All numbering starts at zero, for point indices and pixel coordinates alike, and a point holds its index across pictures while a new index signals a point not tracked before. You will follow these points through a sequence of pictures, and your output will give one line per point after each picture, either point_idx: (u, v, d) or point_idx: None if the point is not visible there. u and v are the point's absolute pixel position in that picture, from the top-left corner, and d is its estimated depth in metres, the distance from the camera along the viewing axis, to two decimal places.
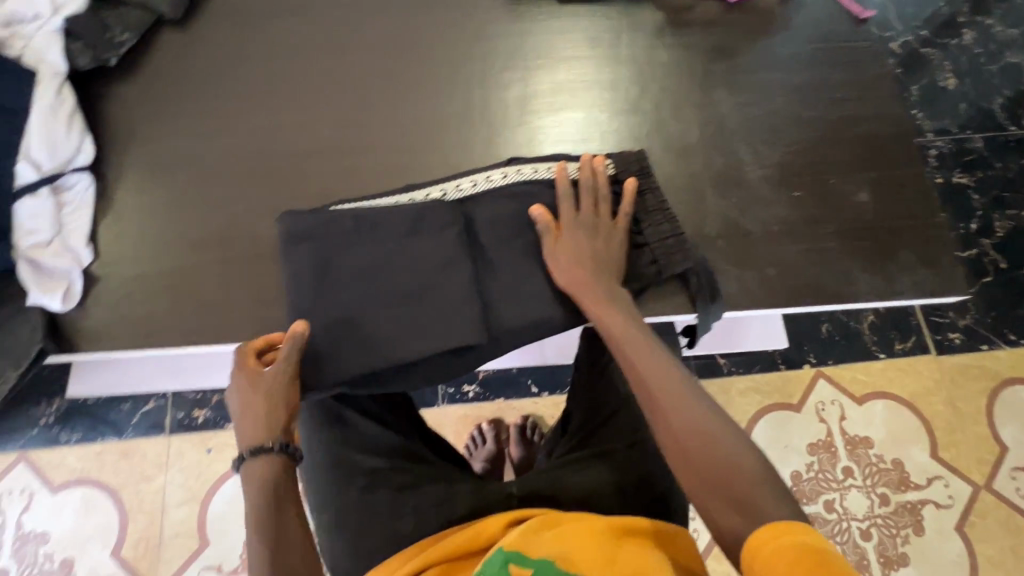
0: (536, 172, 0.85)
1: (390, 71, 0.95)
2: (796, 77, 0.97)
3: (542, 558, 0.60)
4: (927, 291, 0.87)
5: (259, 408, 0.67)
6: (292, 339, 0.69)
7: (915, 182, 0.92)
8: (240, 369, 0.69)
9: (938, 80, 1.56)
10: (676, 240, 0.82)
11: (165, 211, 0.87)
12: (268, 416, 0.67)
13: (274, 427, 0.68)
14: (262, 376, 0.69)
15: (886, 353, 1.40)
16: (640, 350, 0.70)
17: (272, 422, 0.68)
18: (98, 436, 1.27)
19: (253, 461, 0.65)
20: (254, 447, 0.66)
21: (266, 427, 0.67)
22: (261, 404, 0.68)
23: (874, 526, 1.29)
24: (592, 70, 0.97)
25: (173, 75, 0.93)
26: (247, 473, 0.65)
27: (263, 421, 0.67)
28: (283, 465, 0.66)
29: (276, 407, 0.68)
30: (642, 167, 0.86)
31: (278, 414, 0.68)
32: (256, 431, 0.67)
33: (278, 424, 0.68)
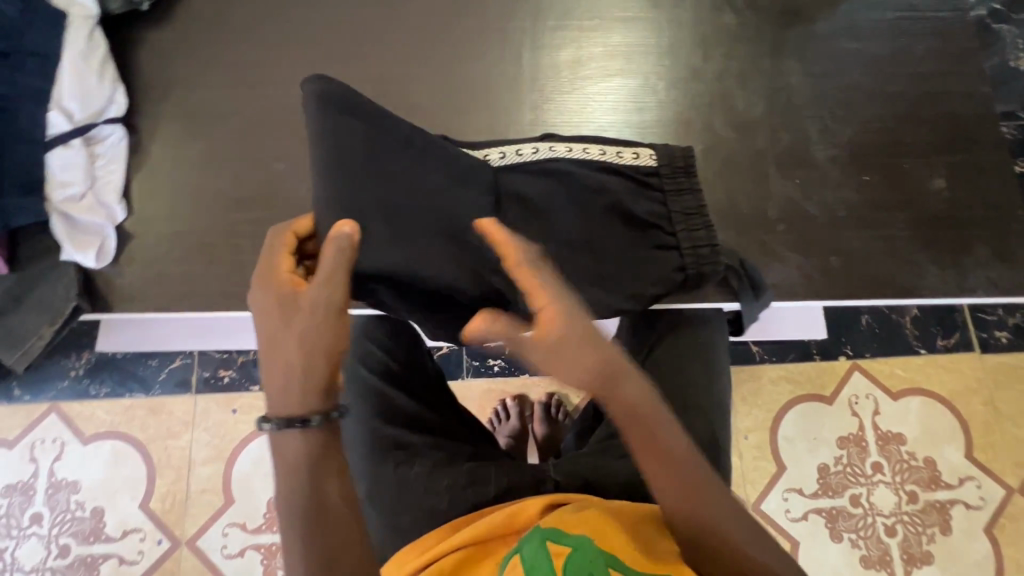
0: (570, 151, 0.78)
1: (434, 26, 0.89)
2: (872, 49, 0.89)
3: (580, 535, 0.58)
4: (997, 288, 0.81)
5: (292, 361, 0.52)
6: (331, 255, 0.52)
7: (996, 170, 0.85)
8: (270, 300, 0.53)
9: (1010, 59, 1.45)
10: (712, 248, 0.76)
11: (201, 169, 0.84)
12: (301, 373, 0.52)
13: (311, 389, 0.53)
14: (297, 313, 0.52)
15: (928, 349, 1.35)
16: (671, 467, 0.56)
17: (306, 382, 0.53)
18: (127, 391, 1.28)
19: (281, 436, 0.53)
20: (286, 417, 0.53)
21: (303, 387, 0.53)
22: (295, 356, 0.52)
23: (900, 523, 1.26)
24: (650, 34, 0.89)
25: (207, 23, 0.89)
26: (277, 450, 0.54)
27: (298, 379, 0.52)
28: (320, 441, 0.54)
29: (311, 360, 0.52)
30: (687, 166, 0.79)
31: (317, 369, 0.53)
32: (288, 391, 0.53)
33: (316, 385, 0.53)
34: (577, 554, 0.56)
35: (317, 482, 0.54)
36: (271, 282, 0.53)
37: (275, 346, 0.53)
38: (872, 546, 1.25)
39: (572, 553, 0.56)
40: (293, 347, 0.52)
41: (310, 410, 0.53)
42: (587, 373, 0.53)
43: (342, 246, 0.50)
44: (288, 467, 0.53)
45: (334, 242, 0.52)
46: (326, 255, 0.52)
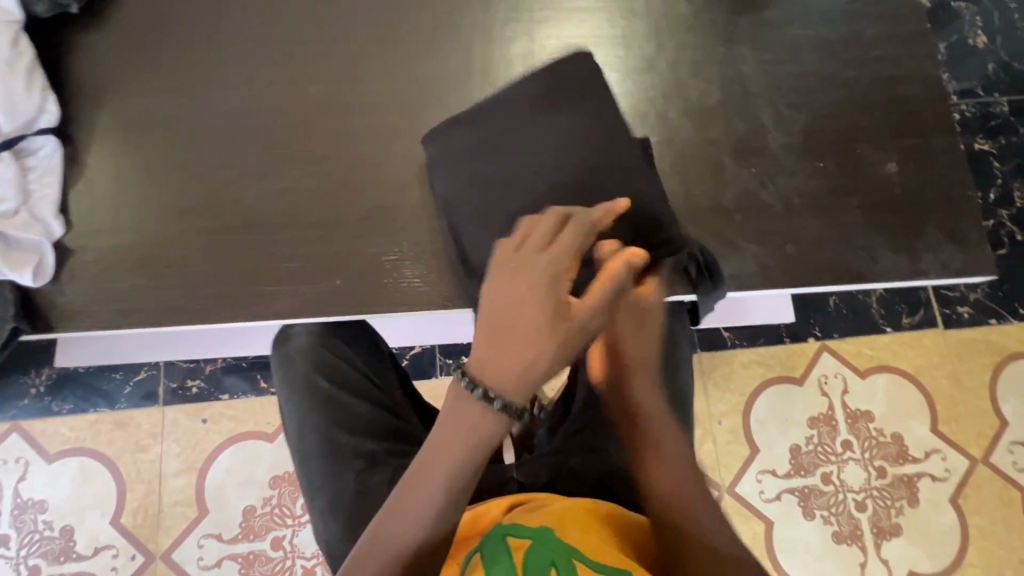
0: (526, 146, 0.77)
1: (382, 21, 0.86)
2: (826, 33, 0.88)
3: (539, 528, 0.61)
4: (949, 268, 0.83)
5: (541, 341, 0.57)
6: (616, 282, 0.62)
7: (948, 152, 0.86)
8: (546, 284, 0.58)
9: (968, 37, 1.48)
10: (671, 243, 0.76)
11: (144, 177, 0.80)
12: (533, 364, 0.57)
13: (530, 383, 0.58)
14: (565, 310, 0.58)
15: (893, 327, 1.37)
16: (666, 454, 0.67)
17: (542, 372, 0.57)
18: (91, 406, 1.25)
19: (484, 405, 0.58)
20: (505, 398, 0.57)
21: (539, 375, 0.57)
22: (535, 348, 0.57)
23: (869, 498, 1.29)
24: (605, 24, 0.88)
25: (143, 25, 0.85)
26: (458, 423, 0.59)
27: (537, 366, 0.57)
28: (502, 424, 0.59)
29: (562, 355, 0.58)
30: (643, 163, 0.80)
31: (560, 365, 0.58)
32: (520, 367, 0.57)
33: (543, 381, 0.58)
34: (534, 545, 0.59)
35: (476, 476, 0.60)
36: (551, 271, 0.58)
37: (521, 326, 0.57)
38: (843, 521, 1.28)
39: (529, 545, 0.59)
40: (542, 342, 0.57)
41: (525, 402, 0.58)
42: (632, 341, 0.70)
43: (627, 277, 0.62)
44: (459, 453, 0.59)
45: (620, 269, 0.63)
46: (613, 277, 0.62)
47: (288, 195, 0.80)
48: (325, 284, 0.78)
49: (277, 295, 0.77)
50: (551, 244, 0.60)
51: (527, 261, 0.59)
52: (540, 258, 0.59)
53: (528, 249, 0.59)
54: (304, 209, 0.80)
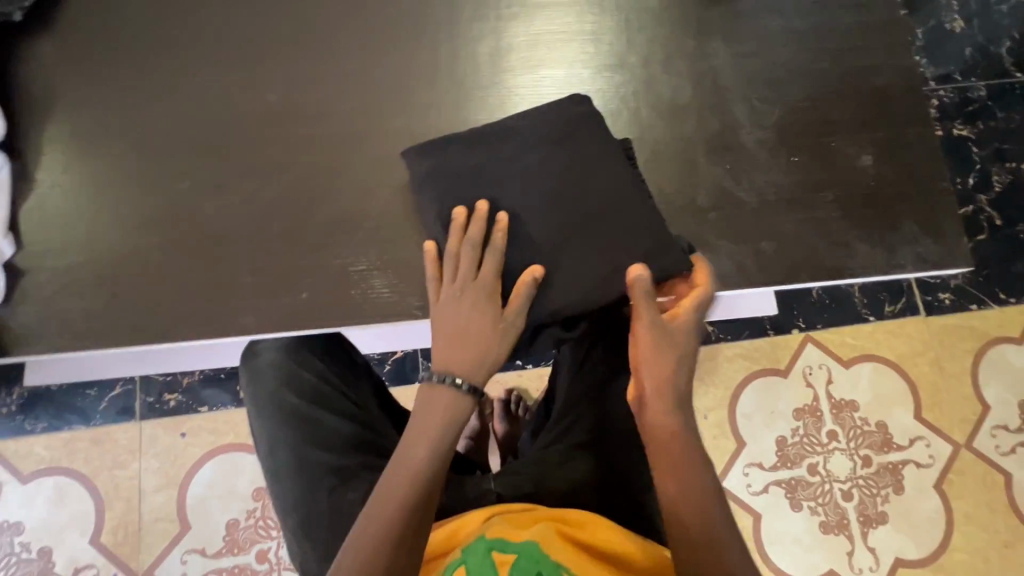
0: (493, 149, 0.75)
1: (343, 22, 0.83)
2: (798, 24, 0.87)
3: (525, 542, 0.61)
4: (925, 260, 0.82)
5: (483, 337, 0.67)
6: (531, 284, 0.69)
7: (923, 142, 0.85)
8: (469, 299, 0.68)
9: (944, 21, 1.47)
10: None
11: (99, 192, 0.77)
12: (479, 358, 0.67)
13: (482, 370, 0.67)
14: (494, 313, 0.68)
15: (876, 316, 1.37)
16: (690, 475, 0.64)
17: (487, 361, 0.67)
18: (66, 423, 1.21)
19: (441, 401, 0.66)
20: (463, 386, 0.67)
21: (488, 364, 0.67)
22: (478, 344, 0.67)
23: (855, 487, 1.30)
24: (574, 20, 0.86)
25: (91, 32, 0.81)
26: (426, 411, 0.66)
27: (485, 355, 0.67)
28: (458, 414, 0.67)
29: (501, 345, 0.67)
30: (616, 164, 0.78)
31: (502, 354, 0.68)
32: (470, 359, 0.67)
33: (493, 368, 0.67)
34: (520, 559, 0.59)
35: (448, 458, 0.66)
36: (472, 288, 0.68)
37: (462, 331, 0.67)
38: (830, 511, 1.29)
39: (516, 560, 0.59)
40: (482, 339, 0.67)
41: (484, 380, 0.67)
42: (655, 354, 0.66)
43: (539, 280, 0.68)
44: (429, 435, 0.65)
45: (532, 274, 0.70)
46: (529, 279, 0.69)
47: (251, 206, 0.78)
48: (291, 297, 0.75)
49: (241, 310, 0.75)
50: (469, 262, 0.69)
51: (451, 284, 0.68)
52: (462, 272, 0.68)
53: (447, 269, 0.69)
54: (267, 220, 0.77)
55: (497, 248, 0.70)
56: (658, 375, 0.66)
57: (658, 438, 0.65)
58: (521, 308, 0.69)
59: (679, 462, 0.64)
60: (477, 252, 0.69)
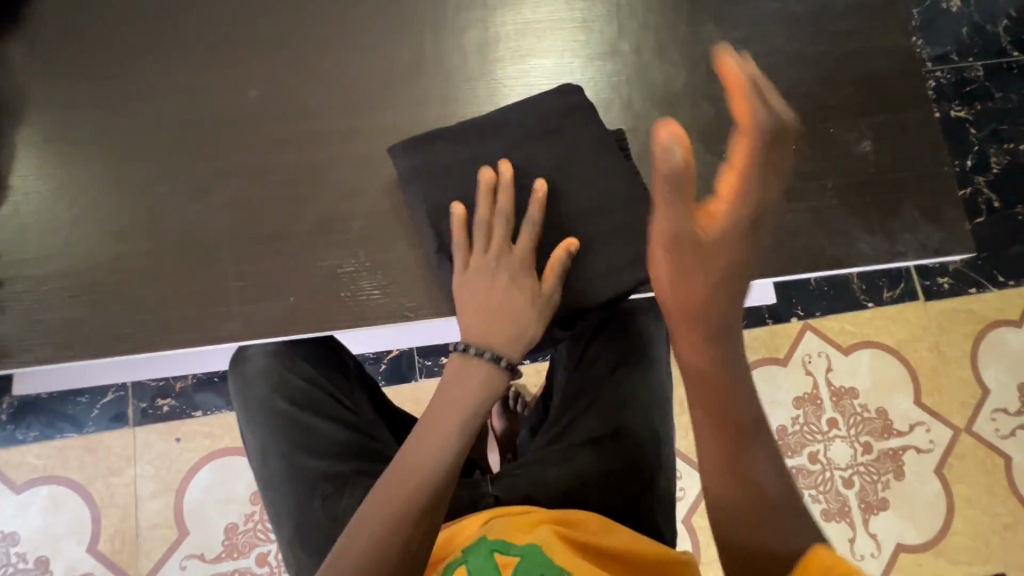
0: (482, 144, 0.73)
1: (323, 14, 0.80)
2: (793, 6, 0.84)
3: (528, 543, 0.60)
4: (925, 247, 0.80)
5: (518, 310, 0.67)
6: (564, 258, 0.69)
7: (923, 126, 0.83)
8: (504, 272, 0.68)
9: (941, 0, 1.44)
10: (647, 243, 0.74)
11: (79, 196, 0.75)
12: (515, 331, 0.67)
13: (518, 343, 0.68)
14: (530, 286, 0.68)
15: (875, 302, 1.36)
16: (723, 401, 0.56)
17: (523, 336, 0.67)
18: (57, 431, 1.19)
19: (476, 368, 0.67)
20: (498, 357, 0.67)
21: (524, 338, 0.68)
22: (514, 318, 0.67)
23: (856, 474, 1.30)
24: (563, 8, 0.83)
25: (63, 32, 0.78)
26: (442, 414, 0.65)
27: (521, 329, 0.67)
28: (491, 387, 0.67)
29: (539, 320, 0.68)
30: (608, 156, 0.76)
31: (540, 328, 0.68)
32: (506, 334, 0.67)
33: (529, 343, 0.68)
34: (523, 563, 0.58)
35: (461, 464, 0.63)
36: (507, 260, 0.68)
37: (498, 304, 0.67)
38: (832, 499, 1.28)
39: (519, 562, 0.58)
40: (517, 313, 0.67)
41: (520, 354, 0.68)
42: (679, 258, 0.59)
43: (574, 252, 0.68)
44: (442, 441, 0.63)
45: (567, 247, 0.69)
46: (563, 251, 0.69)
47: (234, 208, 0.75)
48: (278, 301, 0.73)
49: (227, 316, 0.73)
50: (502, 235, 0.68)
51: (485, 257, 0.68)
52: (495, 245, 0.68)
53: (479, 240, 0.69)
54: (251, 222, 0.75)
55: (532, 220, 0.69)
56: (683, 276, 0.59)
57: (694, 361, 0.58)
58: (557, 280, 0.69)
59: (711, 379, 0.57)
60: (510, 224, 0.69)
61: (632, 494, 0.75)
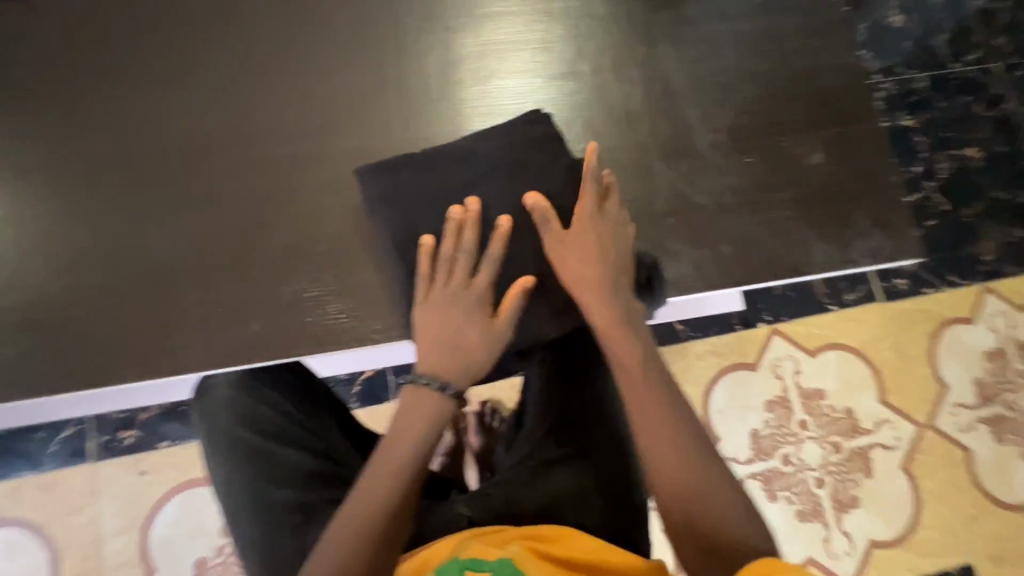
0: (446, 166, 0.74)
1: (282, 39, 0.80)
2: (743, 26, 0.88)
3: (500, 559, 0.60)
4: (877, 253, 0.84)
5: (467, 344, 0.69)
6: (522, 295, 0.70)
7: (869, 138, 0.87)
8: (461, 307, 0.69)
9: (885, 16, 1.52)
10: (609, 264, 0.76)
11: (30, 226, 0.73)
12: (462, 364, 0.69)
13: (464, 375, 0.69)
14: (482, 322, 0.69)
15: (838, 305, 1.41)
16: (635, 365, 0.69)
17: (472, 368, 0.69)
18: (12, 470, 1.13)
19: (424, 397, 0.68)
20: (441, 386, 0.68)
21: (473, 370, 0.69)
22: (462, 351, 0.69)
23: (828, 474, 1.33)
24: (523, 30, 0.85)
25: (11, 59, 0.76)
26: (393, 447, 0.67)
27: (466, 362, 0.69)
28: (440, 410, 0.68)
29: (485, 354, 0.69)
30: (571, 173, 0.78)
31: (490, 361, 0.70)
32: (454, 365, 0.69)
33: (475, 375, 0.70)
34: None
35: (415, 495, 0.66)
36: (465, 295, 0.68)
37: (448, 338, 0.68)
38: (805, 499, 1.31)
39: None
40: (465, 346, 0.69)
41: (465, 386, 0.69)
42: (577, 258, 0.71)
43: (529, 290, 0.69)
44: (394, 478, 0.65)
45: (524, 285, 0.70)
46: (520, 290, 0.70)
47: (194, 234, 0.74)
48: (241, 329, 0.72)
49: (187, 346, 0.71)
50: (463, 268, 0.69)
51: (444, 291, 0.69)
52: (455, 279, 0.68)
53: (440, 272, 0.69)
54: (211, 249, 0.74)
55: (493, 256, 0.69)
56: (585, 271, 0.70)
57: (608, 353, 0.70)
58: (512, 316, 0.70)
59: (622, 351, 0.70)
60: (472, 259, 0.69)
61: (605, 507, 0.76)
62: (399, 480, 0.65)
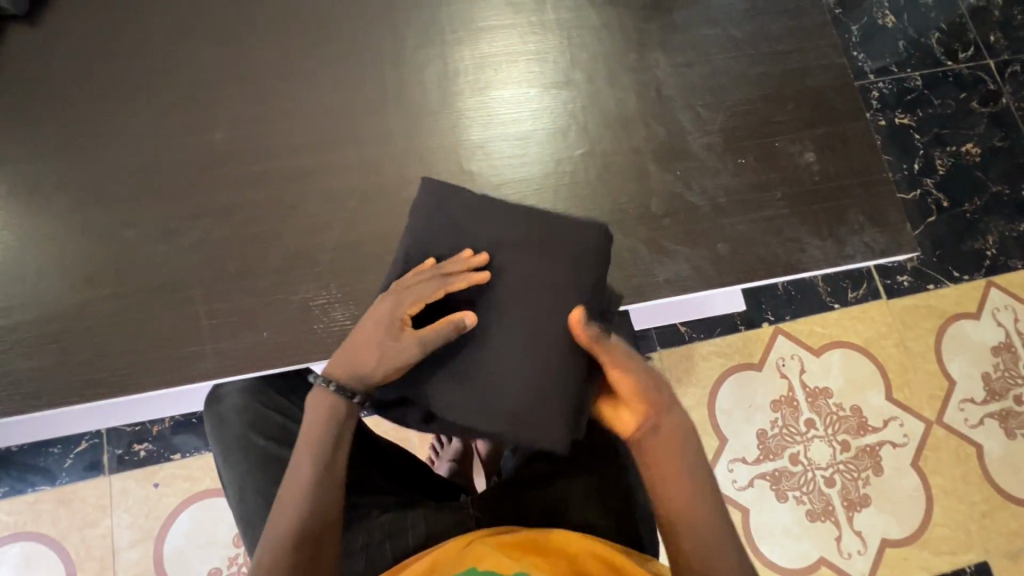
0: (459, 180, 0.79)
1: (288, 58, 0.83)
2: (733, 31, 0.90)
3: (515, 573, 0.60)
4: (872, 249, 0.85)
5: (364, 348, 0.63)
6: (450, 327, 0.63)
7: (862, 136, 0.88)
8: (387, 309, 0.64)
9: (877, 17, 1.55)
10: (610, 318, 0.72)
11: (49, 243, 0.76)
12: (354, 363, 0.63)
13: (349, 377, 0.64)
14: (391, 335, 0.63)
15: (841, 303, 1.41)
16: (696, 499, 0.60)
17: (356, 370, 0.63)
18: (28, 485, 1.15)
19: (319, 398, 0.63)
20: (328, 379, 0.64)
21: (358, 374, 0.63)
22: (360, 350, 0.64)
23: (837, 473, 1.32)
24: (518, 42, 0.87)
25: (30, 84, 0.80)
26: (294, 463, 0.63)
27: (356, 362, 0.63)
28: (330, 413, 0.63)
29: (375, 362, 0.63)
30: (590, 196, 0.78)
31: (376, 372, 0.63)
32: (346, 356, 0.64)
33: (358, 383, 0.63)
34: None
35: (326, 491, 0.61)
36: (399, 301, 0.64)
37: (358, 333, 0.64)
38: (815, 499, 1.30)
39: None
40: (363, 347, 0.63)
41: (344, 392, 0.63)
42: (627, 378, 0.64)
43: (455, 324, 0.62)
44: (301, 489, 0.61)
45: (460, 320, 0.63)
46: (451, 322, 0.63)
47: (205, 247, 0.76)
48: (250, 339, 0.74)
49: (198, 357, 0.73)
50: (418, 276, 0.66)
51: (390, 289, 0.66)
52: (405, 280, 0.66)
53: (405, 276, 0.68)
54: (220, 261, 0.76)
55: (448, 281, 0.65)
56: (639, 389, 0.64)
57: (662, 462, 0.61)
58: (423, 341, 0.62)
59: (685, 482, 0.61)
60: (432, 275, 0.66)
61: (610, 505, 0.77)
62: (305, 487, 0.61)
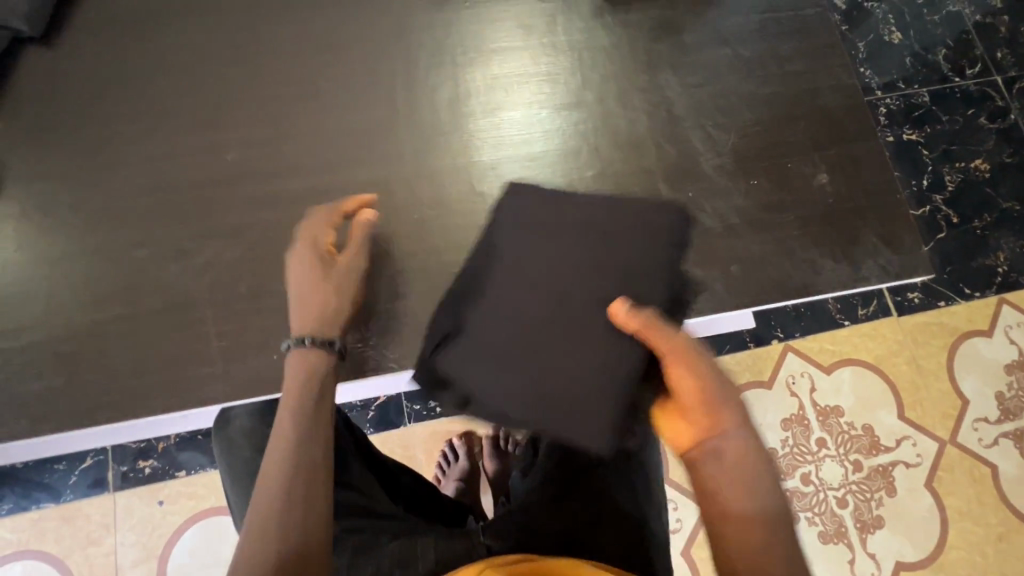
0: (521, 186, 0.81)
1: (301, 79, 0.84)
2: (743, 51, 0.90)
3: None
4: (884, 269, 0.84)
5: (318, 291, 0.69)
6: (363, 230, 0.73)
7: (873, 157, 0.88)
8: (306, 256, 0.70)
9: (883, 34, 1.55)
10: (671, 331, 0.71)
11: (60, 264, 0.76)
12: (319, 308, 0.68)
13: (324, 320, 0.68)
14: (326, 265, 0.70)
15: (851, 320, 1.40)
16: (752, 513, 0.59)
17: (331, 311, 0.68)
18: (32, 502, 1.15)
19: (296, 357, 0.67)
20: (299, 338, 0.67)
21: (332, 312, 0.69)
22: (315, 296, 0.69)
23: (849, 493, 1.30)
24: (529, 63, 0.88)
25: (45, 106, 0.80)
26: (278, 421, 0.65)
27: (324, 305, 0.68)
28: (314, 358, 0.67)
29: (335, 294, 0.69)
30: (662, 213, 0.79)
31: (344, 299, 0.70)
32: (313, 314, 0.68)
33: (339, 318, 0.69)
34: None
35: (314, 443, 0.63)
36: (309, 242, 0.71)
37: (301, 290, 0.69)
38: (827, 520, 1.28)
39: None
40: (313, 292, 0.69)
41: (332, 329, 0.68)
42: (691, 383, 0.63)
43: (365, 220, 0.72)
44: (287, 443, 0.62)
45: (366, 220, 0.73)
46: (361, 226, 0.73)
47: (215, 269, 0.76)
48: (259, 362, 0.74)
49: (207, 379, 0.73)
50: (311, 224, 0.73)
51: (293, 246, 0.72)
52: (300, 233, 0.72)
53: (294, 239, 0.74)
54: (231, 283, 0.76)
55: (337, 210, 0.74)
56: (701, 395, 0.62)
57: (718, 471, 0.61)
58: (352, 252, 0.72)
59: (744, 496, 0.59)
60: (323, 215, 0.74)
61: (623, 535, 0.76)
62: (292, 443, 0.62)
